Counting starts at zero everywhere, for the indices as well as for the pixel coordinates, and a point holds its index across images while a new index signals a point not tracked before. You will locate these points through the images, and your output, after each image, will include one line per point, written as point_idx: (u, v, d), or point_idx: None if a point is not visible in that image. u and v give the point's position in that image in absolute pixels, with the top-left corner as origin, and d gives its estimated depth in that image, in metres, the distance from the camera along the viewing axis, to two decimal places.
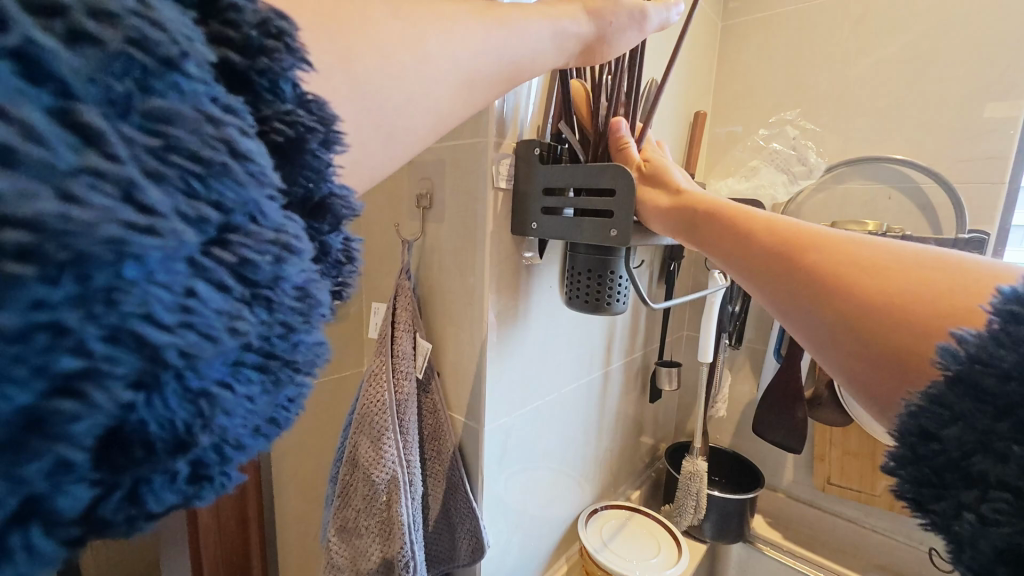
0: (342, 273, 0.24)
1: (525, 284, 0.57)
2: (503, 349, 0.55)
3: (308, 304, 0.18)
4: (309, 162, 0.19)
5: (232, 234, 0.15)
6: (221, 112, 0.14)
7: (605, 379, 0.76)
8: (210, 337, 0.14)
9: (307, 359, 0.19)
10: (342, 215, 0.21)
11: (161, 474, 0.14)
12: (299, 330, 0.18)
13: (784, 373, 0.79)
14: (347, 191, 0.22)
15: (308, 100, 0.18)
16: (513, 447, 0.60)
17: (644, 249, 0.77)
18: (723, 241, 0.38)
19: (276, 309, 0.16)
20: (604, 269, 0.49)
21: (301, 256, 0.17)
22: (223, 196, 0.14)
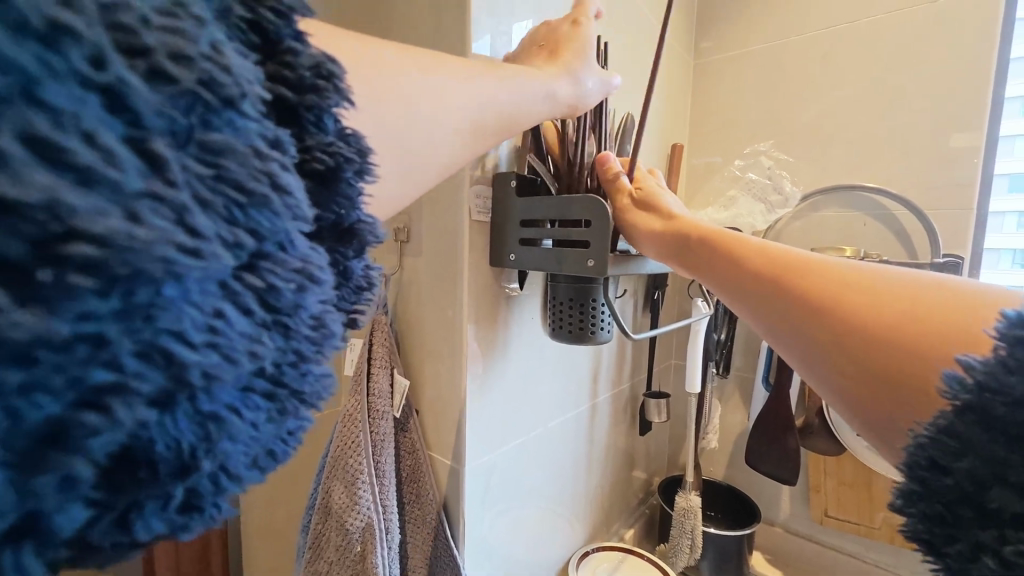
0: (360, 300, 0.25)
1: (506, 316, 0.56)
2: (484, 382, 0.53)
3: (321, 334, 0.19)
4: (343, 190, 0.21)
5: (262, 261, 0.16)
6: (269, 148, 0.16)
7: (593, 412, 0.74)
8: (231, 359, 0.15)
9: (313, 391, 0.20)
10: (367, 241, 0.24)
11: (156, 499, 0.15)
12: (309, 360, 0.19)
13: (774, 402, 0.78)
14: (376, 220, 0.24)
15: (346, 134, 0.21)
16: (497, 485, 0.57)
17: (627, 278, 0.77)
18: (717, 265, 0.38)
19: (292, 337, 0.18)
20: (585, 299, 0.48)
21: (322, 287, 0.19)
22: (260, 224, 0.16)
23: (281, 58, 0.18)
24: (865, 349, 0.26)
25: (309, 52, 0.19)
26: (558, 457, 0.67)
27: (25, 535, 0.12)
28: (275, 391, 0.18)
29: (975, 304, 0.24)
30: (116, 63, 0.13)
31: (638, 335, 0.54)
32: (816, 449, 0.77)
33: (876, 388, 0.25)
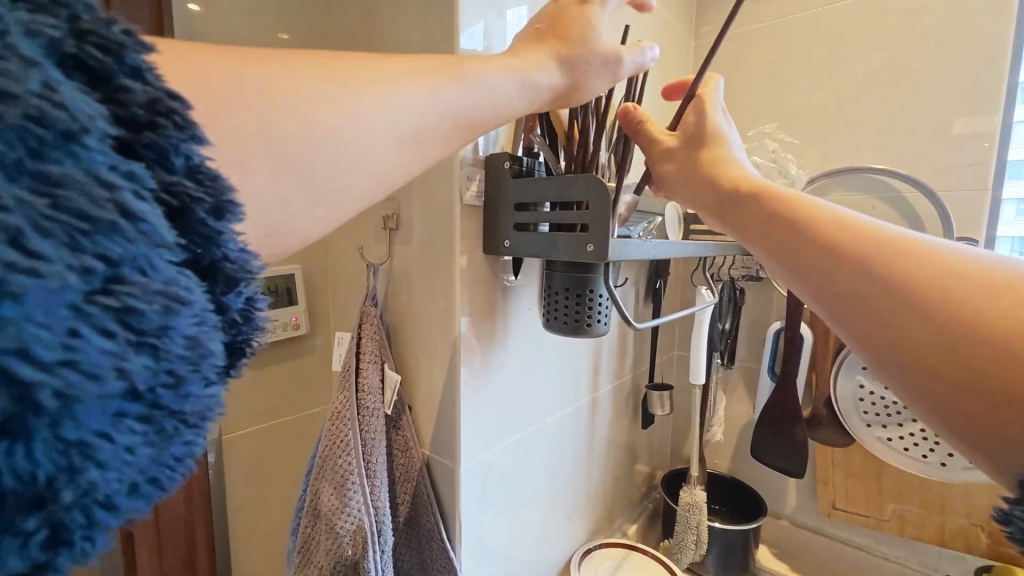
0: (240, 334, 0.20)
1: (502, 307, 0.53)
2: (480, 377, 0.51)
3: (201, 356, 0.16)
4: (200, 232, 0.17)
5: (120, 285, 0.14)
6: (119, 178, 0.14)
7: (593, 405, 0.72)
8: (95, 375, 0.13)
9: (198, 410, 0.17)
10: (238, 276, 0.19)
11: (10, 537, 0.13)
12: (188, 381, 0.16)
13: (780, 393, 0.75)
14: (247, 253, 0.19)
15: (201, 170, 0.17)
16: (495, 484, 0.55)
17: (628, 266, 0.75)
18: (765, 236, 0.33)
19: (165, 358, 0.15)
20: (584, 288, 0.45)
21: (194, 306, 0.15)
22: (111, 248, 0.13)
23: (110, 94, 0.15)
24: (929, 335, 0.23)
25: (145, 86, 0.16)
26: (558, 452, 0.65)
27: None
28: (151, 414, 0.15)
29: None
30: None
31: (641, 325, 0.51)
32: (823, 440, 0.74)
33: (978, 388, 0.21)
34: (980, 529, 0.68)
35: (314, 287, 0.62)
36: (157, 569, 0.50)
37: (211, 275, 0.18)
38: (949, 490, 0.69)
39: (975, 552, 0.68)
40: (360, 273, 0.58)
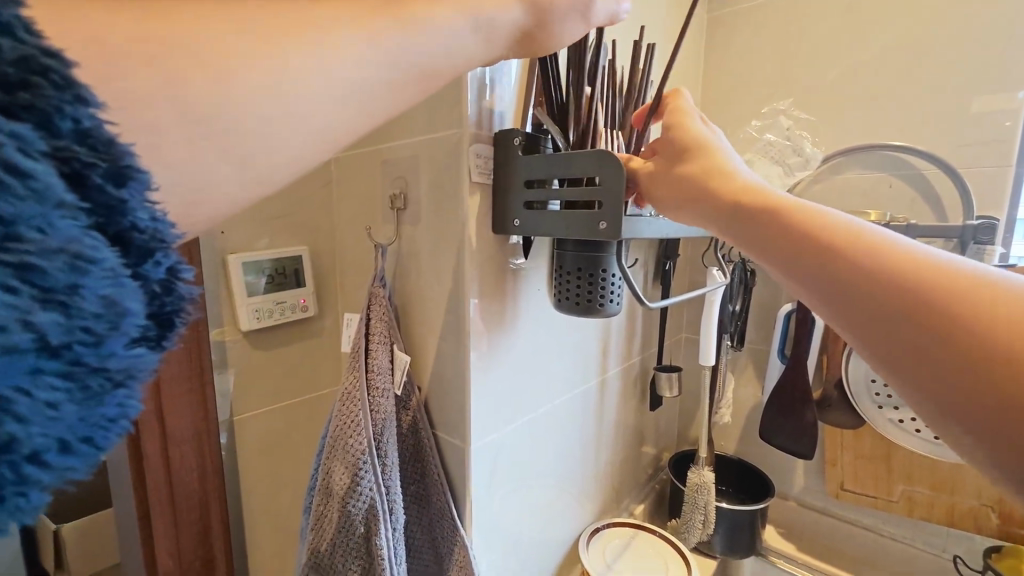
0: (169, 307, 0.20)
1: (512, 288, 0.52)
2: (489, 359, 0.50)
3: (121, 314, 0.16)
4: (102, 196, 0.16)
5: (10, 242, 0.14)
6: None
7: (601, 387, 0.72)
8: None
9: (126, 368, 0.17)
10: (158, 245, 0.18)
11: None
12: (109, 340, 0.16)
13: (791, 375, 0.75)
14: (163, 222, 0.18)
15: (92, 132, 0.16)
16: (504, 464, 0.55)
17: (638, 248, 0.73)
18: (752, 237, 0.30)
19: (76, 315, 0.15)
20: (595, 267, 0.45)
21: (105, 268, 0.16)
22: None
23: None
24: (942, 349, 0.21)
25: (10, 40, 0.14)
26: (566, 434, 0.65)
27: None
28: (72, 373, 0.16)
29: None
30: None
31: (654, 305, 0.51)
32: (832, 421, 0.74)
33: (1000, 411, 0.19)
34: (989, 509, 0.68)
35: (321, 269, 0.61)
36: (175, 544, 0.51)
37: (132, 246, 0.17)
38: (960, 470, 0.69)
39: (984, 532, 0.69)
40: (367, 254, 0.57)
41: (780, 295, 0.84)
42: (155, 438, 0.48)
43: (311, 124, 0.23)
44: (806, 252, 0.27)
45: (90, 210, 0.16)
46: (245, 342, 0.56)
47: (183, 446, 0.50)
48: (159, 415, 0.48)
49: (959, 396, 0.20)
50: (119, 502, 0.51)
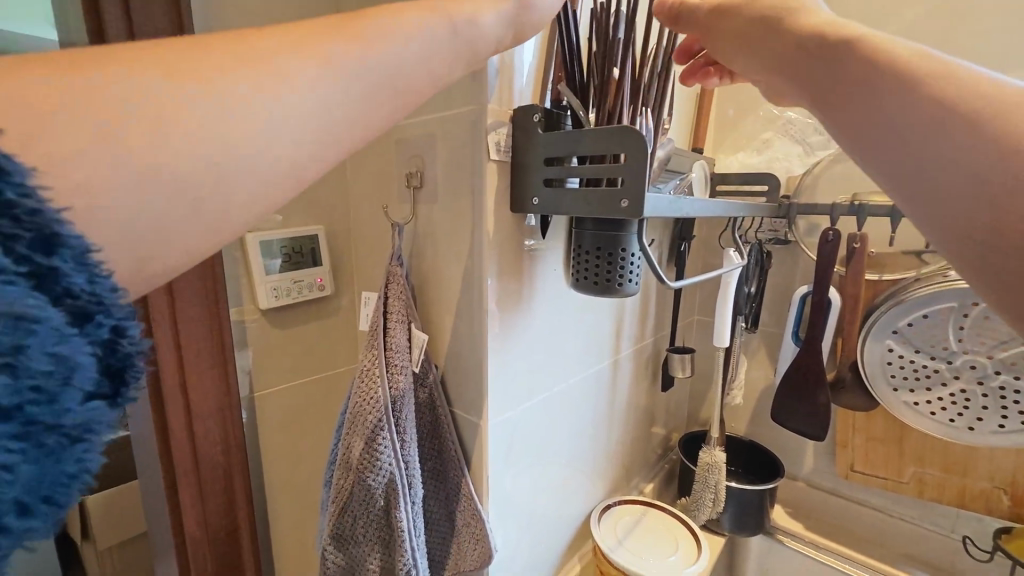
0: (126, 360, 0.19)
1: (528, 268, 0.52)
2: (506, 337, 0.51)
3: (71, 370, 0.16)
4: (38, 258, 0.15)
5: None
6: None
7: (615, 368, 0.72)
8: None
9: (85, 424, 0.16)
10: (107, 301, 0.17)
11: None
12: (63, 397, 0.16)
13: (804, 357, 0.75)
14: (107, 279, 0.17)
15: (23, 197, 0.15)
16: (520, 441, 0.56)
17: (653, 229, 0.73)
18: (826, 78, 0.30)
19: (21, 375, 0.15)
20: (615, 247, 0.44)
21: (51, 328, 0.15)
22: None
23: None
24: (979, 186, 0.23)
25: None
26: (580, 413, 0.66)
27: None
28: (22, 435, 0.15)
29: None
30: None
31: (673, 284, 0.50)
32: (845, 404, 0.74)
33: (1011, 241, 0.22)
34: (1001, 491, 0.68)
35: (336, 249, 0.61)
36: (201, 514, 0.52)
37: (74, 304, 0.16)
38: (974, 453, 0.69)
39: (995, 513, 0.69)
40: (384, 235, 0.57)
41: (795, 278, 0.83)
42: (181, 413, 0.49)
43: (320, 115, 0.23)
44: (888, 88, 0.26)
45: (25, 272, 0.15)
46: (264, 321, 0.56)
47: (208, 422, 0.51)
48: (184, 391, 0.49)
49: (965, 212, 0.23)
50: (148, 474, 0.52)
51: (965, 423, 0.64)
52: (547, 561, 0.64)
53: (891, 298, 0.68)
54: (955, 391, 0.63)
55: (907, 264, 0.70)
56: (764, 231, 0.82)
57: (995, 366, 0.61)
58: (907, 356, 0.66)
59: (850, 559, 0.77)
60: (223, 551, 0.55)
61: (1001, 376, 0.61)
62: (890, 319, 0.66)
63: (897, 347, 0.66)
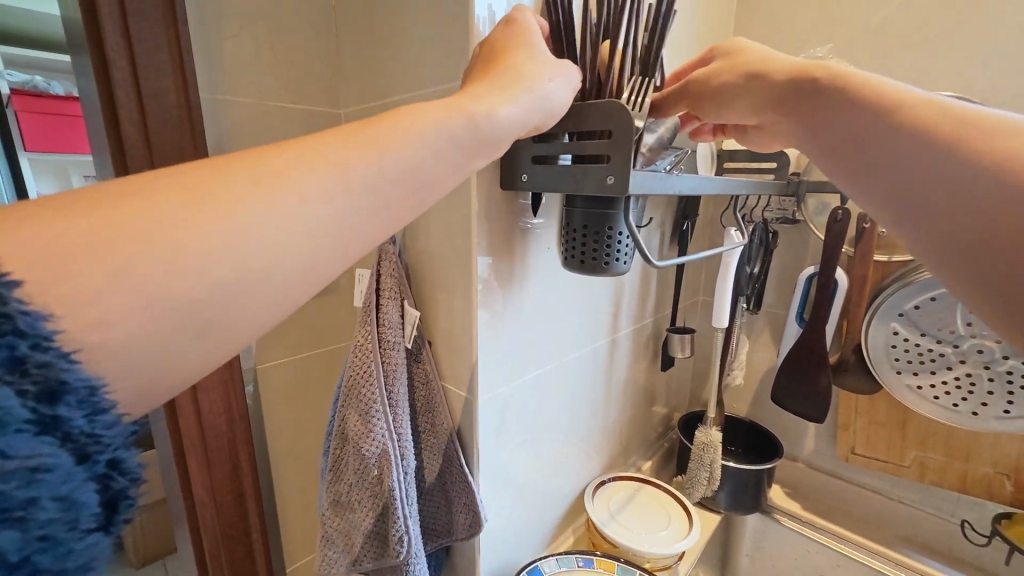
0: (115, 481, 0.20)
1: (521, 246, 0.52)
2: (497, 315, 0.51)
3: (74, 511, 0.18)
4: (60, 405, 0.18)
5: None
6: None
7: (612, 347, 0.72)
8: None
9: (82, 564, 0.18)
10: (108, 435, 0.19)
11: None
12: (65, 540, 0.17)
13: (807, 339, 0.74)
14: (106, 418, 0.19)
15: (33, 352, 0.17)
16: (512, 417, 0.57)
17: (654, 206, 0.71)
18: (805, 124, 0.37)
19: (30, 526, 0.16)
20: (603, 226, 0.44)
21: (60, 471, 0.17)
22: None
23: None
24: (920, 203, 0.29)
25: None
26: (575, 390, 0.66)
27: None
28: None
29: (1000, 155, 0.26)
30: None
31: (666, 263, 0.50)
32: (848, 387, 0.73)
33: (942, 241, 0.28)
34: (1005, 477, 0.67)
35: None
36: (208, 479, 0.55)
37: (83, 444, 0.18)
38: (978, 437, 0.68)
39: (996, 498, 0.68)
40: None
41: (804, 258, 0.81)
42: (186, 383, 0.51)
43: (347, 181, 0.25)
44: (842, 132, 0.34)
45: (33, 420, 0.17)
46: None
47: (212, 392, 0.53)
48: None
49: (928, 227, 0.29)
50: (159, 441, 0.55)
51: (968, 408, 0.62)
52: (539, 532, 0.66)
53: (900, 280, 0.66)
54: (960, 375, 0.62)
55: None
56: (771, 210, 0.80)
57: (1003, 351, 0.59)
58: (913, 339, 0.64)
59: (845, 540, 0.78)
60: (229, 514, 0.58)
61: (1009, 361, 0.59)
62: (897, 301, 0.65)
63: (903, 330, 0.65)
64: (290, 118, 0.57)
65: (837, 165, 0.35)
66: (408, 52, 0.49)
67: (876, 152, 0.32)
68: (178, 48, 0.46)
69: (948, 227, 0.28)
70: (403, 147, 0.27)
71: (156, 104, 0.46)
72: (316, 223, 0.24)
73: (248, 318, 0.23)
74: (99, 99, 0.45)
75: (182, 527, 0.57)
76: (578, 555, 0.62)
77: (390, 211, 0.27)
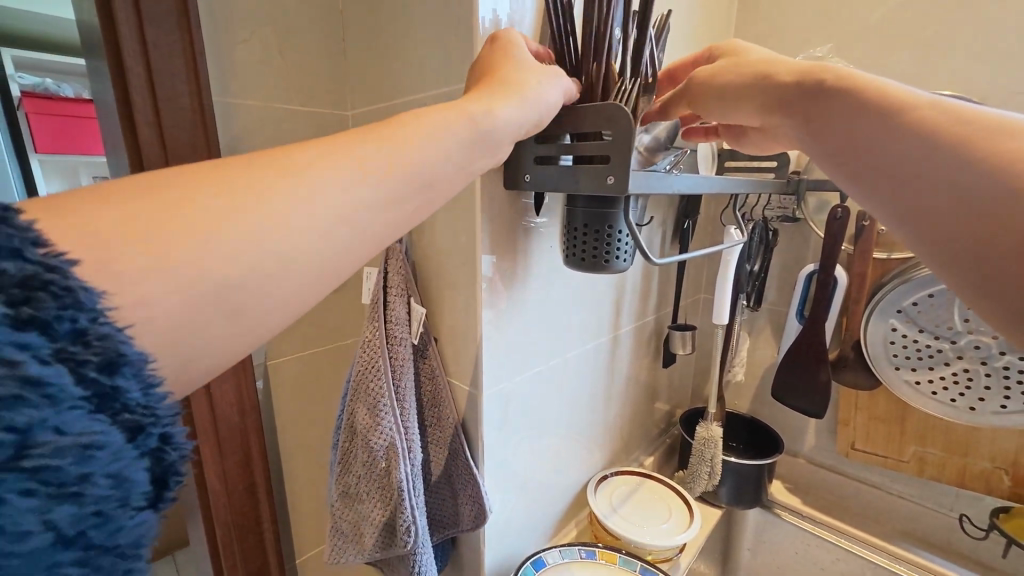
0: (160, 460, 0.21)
1: (524, 244, 0.53)
2: (501, 313, 0.52)
3: (125, 488, 0.19)
4: (113, 382, 0.19)
5: (30, 450, 0.16)
6: (14, 355, 0.16)
7: (614, 344, 0.73)
8: (19, 535, 0.16)
9: (132, 538, 0.19)
10: (160, 414, 0.20)
11: None
12: (114, 516, 0.19)
13: (807, 336, 0.74)
14: (158, 399, 0.20)
15: (88, 331, 0.18)
16: (515, 412, 0.58)
17: (655, 206, 0.73)
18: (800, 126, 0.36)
19: (84, 500, 0.18)
20: (603, 225, 0.45)
21: (110, 449, 0.18)
22: (11, 422, 0.16)
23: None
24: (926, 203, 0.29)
25: (25, 263, 0.17)
26: (577, 386, 0.68)
27: None
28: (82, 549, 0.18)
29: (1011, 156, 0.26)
30: None
31: (667, 260, 0.51)
32: (848, 383, 0.74)
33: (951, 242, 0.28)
34: (1003, 472, 0.67)
35: None
36: (221, 472, 0.57)
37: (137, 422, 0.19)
38: (976, 432, 0.69)
39: (994, 493, 0.69)
40: None
41: (804, 256, 0.82)
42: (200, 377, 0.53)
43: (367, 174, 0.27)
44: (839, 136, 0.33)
45: (90, 397, 0.18)
46: None
47: (225, 388, 0.55)
48: None
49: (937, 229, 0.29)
50: None
51: (966, 404, 0.63)
52: (543, 525, 0.68)
53: (898, 277, 0.67)
54: (958, 370, 0.63)
55: None
56: (772, 209, 0.81)
57: (1000, 346, 0.60)
58: (911, 335, 0.65)
59: (845, 535, 0.79)
60: (241, 506, 0.59)
61: (1006, 358, 0.59)
62: (895, 297, 0.66)
63: (901, 326, 0.66)
64: (300, 120, 0.59)
65: (835, 167, 0.35)
66: (413, 54, 0.50)
67: (877, 156, 0.31)
68: (192, 53, 0.48)
69: (957, 228, 0.28)
70: (418, 145, 0.30)
71: (170, 107, 0.48)
72: (341, 212, 0.26)
73: (265, 310, 0.25)
74: (116, 104, 0.46)
75: (195, 518, 0.59)
76: (580, 547, 0.63)
77: (410, 204, 0.30)
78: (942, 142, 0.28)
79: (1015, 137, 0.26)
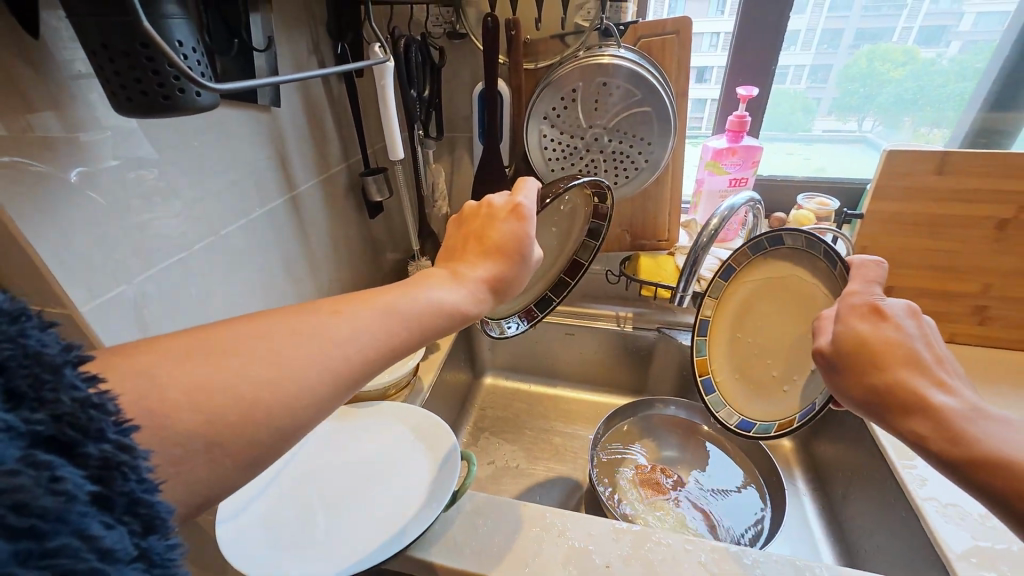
0: (135, 485, 0.23)
1: (41, 93, 0.36)
2: (45, 205, 0.37)
3: (120, 466, 0.23)
4: (118, 459, 0.22)
5: (76, 488, 0.20)
6: (59, 483, 0.20)
7: (295, 205, 0.64)
8: (100, 535, 0.21)
9: (145, 473, 0.23)
10: None
11: (89, 542, 0.20)
12: (141, 494, 0.23)
13: (488, 157, 0.79)
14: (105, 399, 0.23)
15: (89, 403, 0.22)
16: (164, 315, 0.47)
17: (296, 34, 0.60)
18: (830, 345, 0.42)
19: (117, 510, 0.22)
20: (132, 43, 0.31)
21: (127, 492, 0.23)
22: (66, 513, 0.19)
23: None
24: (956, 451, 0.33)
25: None
26: (259, 262, 0.59)
27: (106, 497, 0.22)
28: (117, 516, 0.22)
29: (859, 386, 0.39)
30: (45, 475, 0.19)
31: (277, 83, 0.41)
32: None
33: (883, 387, 0.37)
34: (624, 232, 0.91)
35: None
36: None
37: (39, 369, 0.22)
38: None
39: (622, 249, 0.93)
40: None
41: (477, 72, 0.81)
42: None
43: (335, 337, 0.33)
44: (933, 434, 0.34)
45: (93, 467, 0.22)
46: None
47: None
48: None
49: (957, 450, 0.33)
50: None
51: None
52: None
53: (541, 84, 0.73)
54: (586, 161, 0.77)
55: (554, 50, 0.75)
56: (436, 23, 0.76)
57: (609, 134, 0.74)
58: (555, 137, 0.75)
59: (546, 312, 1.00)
60: None
61: (615, 144, 0.75)
62: (540, 106, 0.73)
63: (547, 130, 0.75)
64: None
65: None
66: None
67: None
68: None
69: (959, 449, 0.33)
70: (373, 302, 0.36)
71: None
72: (266, 342, 0.32)
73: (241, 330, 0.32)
74: None
75: None
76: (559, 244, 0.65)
77: (371, 315, 0.35)
78: (960, 456, 0.33)
79: (893, 415, 0.37)
